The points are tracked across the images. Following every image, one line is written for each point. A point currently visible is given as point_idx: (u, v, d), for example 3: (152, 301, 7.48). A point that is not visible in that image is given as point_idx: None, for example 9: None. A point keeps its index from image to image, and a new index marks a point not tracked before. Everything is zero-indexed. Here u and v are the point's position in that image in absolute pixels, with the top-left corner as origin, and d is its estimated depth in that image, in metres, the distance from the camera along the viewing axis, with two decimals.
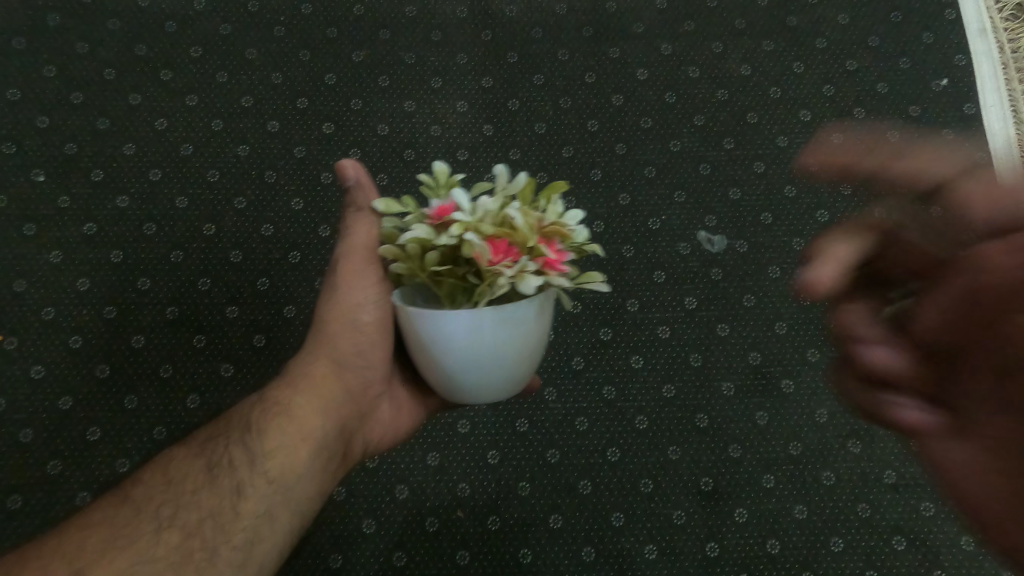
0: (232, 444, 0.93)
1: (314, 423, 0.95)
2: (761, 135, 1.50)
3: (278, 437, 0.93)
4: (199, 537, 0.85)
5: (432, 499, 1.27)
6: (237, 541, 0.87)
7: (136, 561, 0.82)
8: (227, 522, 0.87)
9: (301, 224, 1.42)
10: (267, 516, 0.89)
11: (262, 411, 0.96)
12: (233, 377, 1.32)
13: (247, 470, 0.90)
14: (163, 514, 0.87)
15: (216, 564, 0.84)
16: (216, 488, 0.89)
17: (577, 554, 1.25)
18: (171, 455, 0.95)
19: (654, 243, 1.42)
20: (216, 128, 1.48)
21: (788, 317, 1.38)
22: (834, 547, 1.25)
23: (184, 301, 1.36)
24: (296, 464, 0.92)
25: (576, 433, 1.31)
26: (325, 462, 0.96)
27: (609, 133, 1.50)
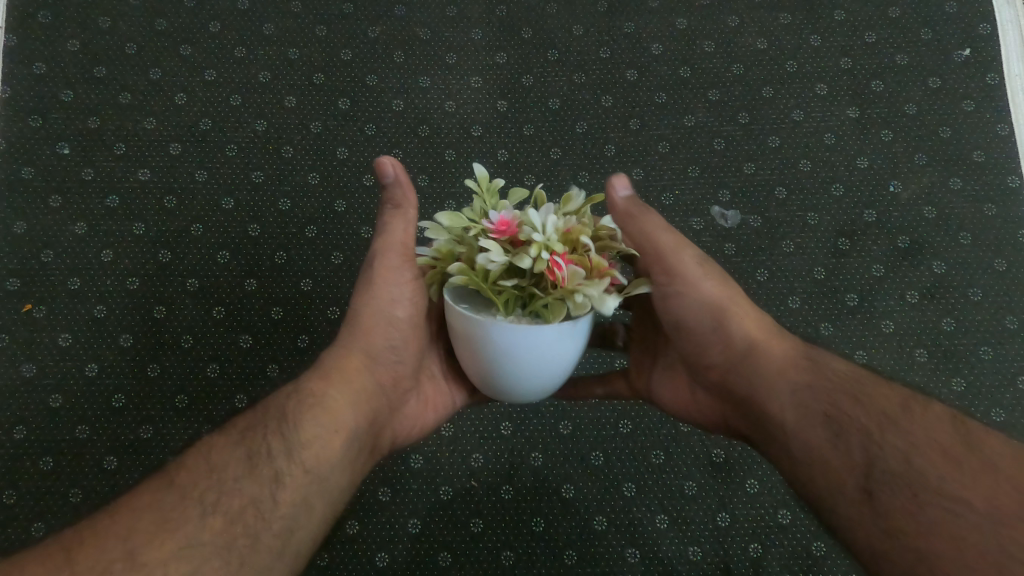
0: (270, 432, 0.56)
1: (340, 404, 0.59)
2: (716, 26, 1.02)
3: (312, 424, 0.57)
4: (240, 522, 0.52)
5: (360, 488, 0.86)
6: (283, 524, 0.53)
7: (174, 569, 0.49)
8: (268, 515, 0.53)
9: (190, 126, 0.97)
10: (300, 510, 0.55)
11: (296, 395, 0.59)
12: (132, 347, 0.88)
13: (286, 459, 0.55)
14: (208, 501, 0.52)
15: (261, 555, 0.52)
16: (255, 481, 0.54)
17: (509, 556, 0.83)
18: (207, 442, 0.57)
19: (617, 125, 0.97)
20: (42, 19, 0.99)
21: (825, 251, 0.91)
22: (817, 555, 0.83)
23: (40, 237, 0.91)
24: (329, 463, 0.57)
25: (547, 407, 0.89)
26: (359, 454, 0.60)
27: (524, 16, 1.02)
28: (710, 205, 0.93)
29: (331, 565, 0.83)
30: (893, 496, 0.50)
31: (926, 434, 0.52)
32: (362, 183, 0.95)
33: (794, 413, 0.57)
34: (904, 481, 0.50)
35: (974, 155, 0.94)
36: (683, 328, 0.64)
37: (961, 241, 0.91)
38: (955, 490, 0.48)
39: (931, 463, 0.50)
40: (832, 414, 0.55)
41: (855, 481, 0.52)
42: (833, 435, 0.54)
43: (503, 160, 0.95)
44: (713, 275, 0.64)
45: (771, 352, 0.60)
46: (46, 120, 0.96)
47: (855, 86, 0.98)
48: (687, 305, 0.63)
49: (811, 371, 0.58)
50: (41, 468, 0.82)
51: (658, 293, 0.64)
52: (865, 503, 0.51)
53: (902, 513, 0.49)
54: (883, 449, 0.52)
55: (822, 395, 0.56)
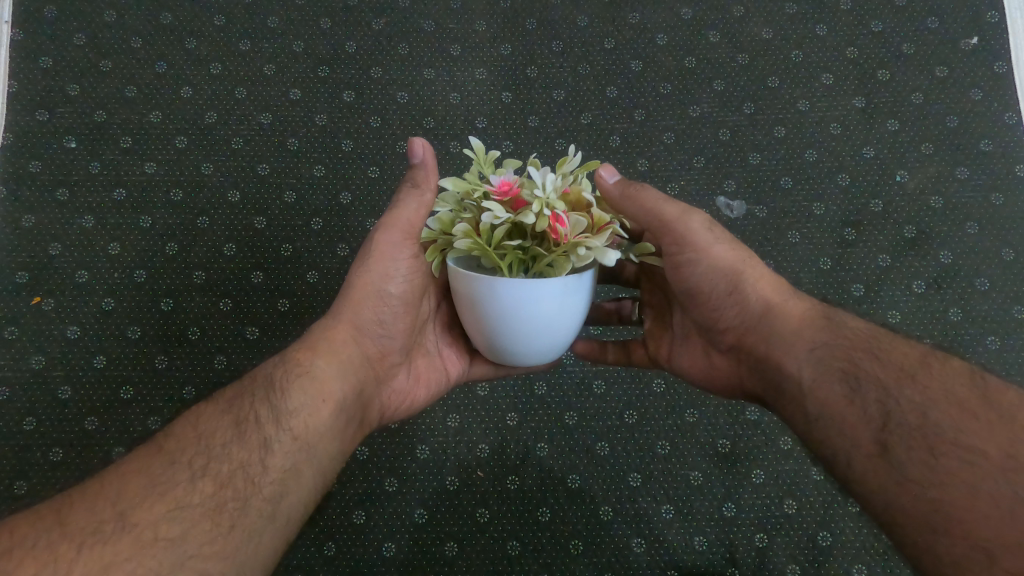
0: (258, 400, 0.56)
1: (328, 375, 0.58)
2: (721, 15, 1.01)
3: (300, 394, 0.56)
4: (230, 485, 0.51)
5: (367, 479, 0.86)
6: (273, 490, 0.52)
7: (164, 530, 0.47)
8: (258, 479, 0.52)
9: (194, 119, 0.97)
10: (290, 476, 0.53)
11: (284, 365, 0.58)
12: (139, 340, 0.89)
13: (275, 426, 0.54)
14: (196, 466, 0.51)
15: (251, 518, 0.50)
16: (243, 447, 0.53)
17: (518, 548, 0.84)
18: (194, 412, 0.56)
19: (621, 119, 0.97)
20: (46, 15, 1.00)
21: (828, 243, 0.91)
22: (823, 544, 0.83)
23: (46, 232, 0.92)
24: (318, 430, 0.56)
25: (554, 395, 0.89)
26: (347, 422, 0.59)
27: (529, 6, 1.02)
28: (715, 196, 0.93)
29: (339, 556, 0.84)
30: (909, 452, 0.49)
31: (944, 387, 0.51)
32: (367, 175, 0.95)
33: (811, 369, 0.56)
34: (920, 433, 0.50)
35: (982, 144, 0.94)
36: (695, 290, 0.64)
37: (966, 229, 0.91)
38: (972, 443, 0.48)
39: (948, 416, 0.50)
40: (850, 371, 0.54)
41: (870, 433, 0.51)
42: (851, 390, 0.53)
43: (508, 151, 0.95)
44: (726, 238, 0.63)
45: (788, 314, 0.60)
46: (52, 114, 0.96)
47: (862, 76, 0.98)
48: (701, 269, 0.62)
49: (828, 331, 0.58)
50: (50, 458, 0.83)
51: (672, 257, 0.63)
52: (879, 457, 0.50)
53: (918, 465, 0.48)
54: (899, 405, 0.51)
55: (839, 353, 0.56)
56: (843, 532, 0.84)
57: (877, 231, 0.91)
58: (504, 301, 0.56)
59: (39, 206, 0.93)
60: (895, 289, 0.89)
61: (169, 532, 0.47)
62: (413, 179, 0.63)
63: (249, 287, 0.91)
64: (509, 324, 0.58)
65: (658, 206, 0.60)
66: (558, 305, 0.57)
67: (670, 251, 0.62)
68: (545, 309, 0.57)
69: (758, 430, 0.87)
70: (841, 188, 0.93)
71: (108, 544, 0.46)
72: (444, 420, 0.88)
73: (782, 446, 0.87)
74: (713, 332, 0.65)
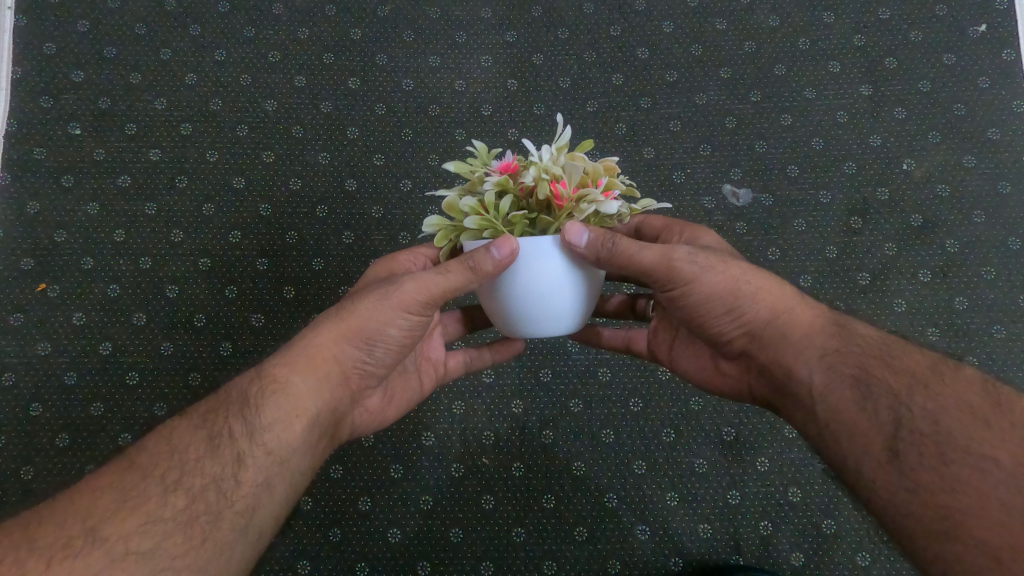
0: (232, 415, 0.55)
1: (303, 390, 0.57)
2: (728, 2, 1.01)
3: (274, 410, 0.55)
4: (202, 500, 0.51)
5: (371, 468, 0.86)
6: (245, 503, 0.52)
7: (135, 544, 0.48)
8: (229, 493, 0.52)
9: (198, 106, 0.97)
10: (262, 490, 0.53)
11: (258, 379, 0.57)
12: (145, 328, 0.89)
13: (248, 441, 0.54)
14: (169, 481, 0.51)
15: (224, 531, 0.51)
16: (217, 463, 0.53)
17: (523, 540, 0.84)
18: (167, 426, 0.56)
19: (628, 106, 0.96)
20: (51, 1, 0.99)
21: (834, 233, 0.91)
22: (826, 534, 0.83)
23: (49, 221, 0.92)
24: (293, 445, 0.55)
25: (558, 386, 0.89)
26: (320, 436, 0.59)
27: None
28: (722, 183, 0.93)
29: (345, 542, 0.84)
30: (920, 459, 0.49)
31: (956, 395, 0.51)
32: (372, 163, 0.95)
33: (821, 375, 0.56)
34: (931, 441, 0.49)
35: (989, 132, 0.93)
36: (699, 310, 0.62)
37: (972, 218, 0.91)
38: (983, 449, 0.48)
39: (959, 422, 0.50)
40: (862, 377, 0.54)
41: (881, 441, 0.51)
42: (862, 398, 0.53)
43: (513, 139, 0.95)
44: (713, 262, 0.60)
45: (799, 321, 0.59)
46: (56, 101, 0.96)
47: (868, 64, 0.97)
48: (695, 298, 0.60)
49: (839, 338, 0.57)
50: (57, 444, 0.83)
51: (667, 293, 0.62)
52: (890, 463, 0.50)
53: (925, 472, 0.48)
54: (911, 411, 0.51)
55: (851, 360, 0.56)
56: (846, 521, 0.84)
57: (883, 220, 0.91)
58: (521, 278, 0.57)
59: (44, 193, 0.92)
60: (901, 279, 0.89)
61: (141, 545, 0.48)
62: (472, 262, 0.54)
63: (253, 277, 0.90)
64: (537, 302, 0.58)
65: (638, 252, 0.57)
66: (573, 268, 0.58)
67: (663, 287, 0.61)
68: (562, 275, 0.57)
69: (763, 421, 0.87)
70: (847, 177, 0.93)
71: (78, 557, 0.47)
72: (449, 409, 0.88)
73: (786, 436, 0.87)
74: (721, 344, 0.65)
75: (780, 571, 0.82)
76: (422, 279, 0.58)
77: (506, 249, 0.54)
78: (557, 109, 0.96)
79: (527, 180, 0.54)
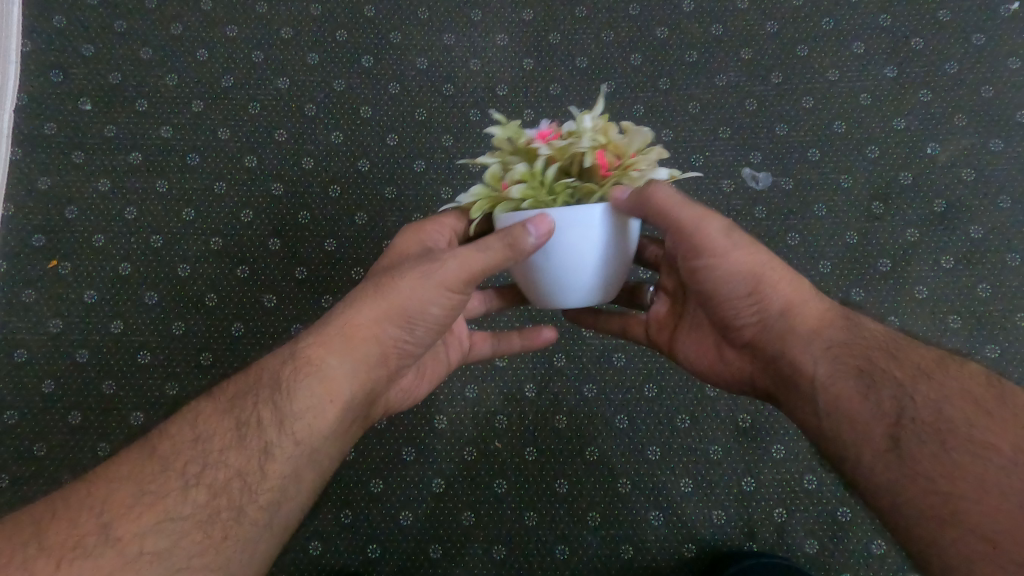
0: (262, 401, 0.54)
1: (338, 373, 0.55)
2: None
3: (308, 397, 0.54)
4: (225, 494, 0.51)
5: (382, 451, 0.86)
6: (271, 496, 0.52)
7: (149, 544, 0.48)
8: (255, 487, 0.51)
9: (209, 82, 0.96)
10: (290, 481, 0.53)
11: (292, 362, 0.55)
12: (157, 307, 0.88)
13: (277, 431, 0.53)
14: (188, 475, 0.51)
15: (244, 527, 0.50)
16: (242, 454, 0.52)
17: (536, 531, 0.83)
18: (196, 408, 0.55)
19: (645, 87, 0.95)
20: None
21: (854, 217, 0.89)
22: (843, 521, 0.82)
23: (60, 200, 0.91)
24: (324, 433, 0.54)
25: (572, 374, 0.87)
26: (352, 421, 0.58)
27: None
28: (740, 167, 0.91)
29: (357, 525, 0.84)
30: (920, 445, 0.48)
31: (959, 384, 0.50)
32: (386, 142, 0.93)
33: (826, 366, 0.54)
34: (932, 427, 0.48)
35: (1018, 115, 0.91)
36: (715, 288, 0.60)
37: (996, 203, 0.89)
38: (985, 438, 0.46)
39: (962, 413, 0.48)
40: (865, 367, 0.53)
41: (881, 428, 0.50)
42: (866, 386, 0.52)
43: (529, 120, 0.93)
44: (745, 240, 0.59)
45: (807, 313, 0.58)
46: (66, 77, 0.95)
47: (893, 44, 0.95)
48: (717, 272, 0.59)
49: (845, 330, 0.56)
50: (71, 420, 0.83)
51: (689, 261, 0.61)
52: (890, 451, 0.49)
53: (923, 459, 0.47)
54: (913, 399, 0.50)
55: (855, 352, 0.54)
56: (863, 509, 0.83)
57: (905, 205, 0.89)
58: (565, 246, 0.55)
59: (54, 169, 0.92)
60: (922, 265, 0.87)
61: (155, 545, 0.48)
62: (510, 235, 0.53)
63: (266, 257, 0.89)
64: (574, 271, 0.57)
65: (677, 211, 0.56)
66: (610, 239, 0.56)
67: (685, 254, 0.60)
68: (598, 244, 0.56)
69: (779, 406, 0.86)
70: (869, 160, 0.91)
71: (90, 558, 0.47)
72: (462, 391, 0.87)
73: None
74: (730, 330, 0.63)
75: (794, 558, 0.82)
76: (467, 255, 0.56)
77: (544, 227, 0.53)
78: (573, 90, 0.94)
79: (581, 149, 0.54)
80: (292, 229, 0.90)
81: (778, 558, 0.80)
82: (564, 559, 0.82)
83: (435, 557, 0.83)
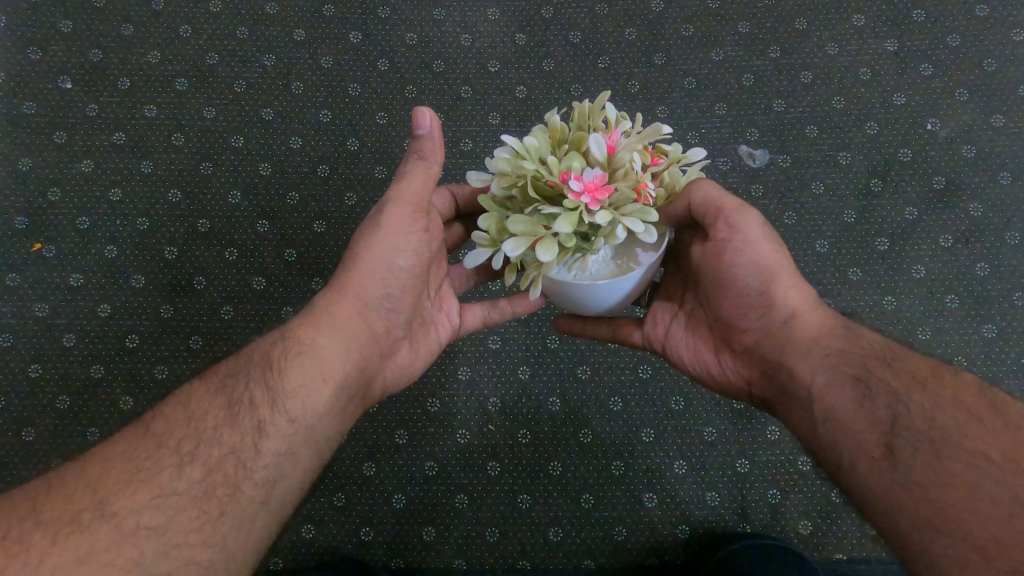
0: (254, 379, 0.54)
1: (330, 352, 0.56)
2: None
3: (298, 372, 0.54)
4: (220, 471, 0.50)
5: (378, 433, 0.85)
6: (266, 474, 0.51)
7: (146, 518, 0.47)
8: (250, 464, 0.51)
9: (193, 58, 0.93)
10: (285, 459, 0.52)
11: (283, 341, 0.56)
12: (145, 289, 0.87)
13: (270, 409, 0.52)
14: (184, 452, 0.50)
15: (241, 505, 0.49)
16: (235, 432, 0.52)
17: (530, 515, 0.82)
18: (189, 391, 0.55)
19: (640, 61, 0.93)
20: None
21: (852, 194, 0.88)
22: (837, 502, 0.82)
23: (41, 178, 0.89)
24: (317, 411, 0.54)
25: (566, 355, 0.87)
26: (347, 401, 0.57)
27: None
28: (737, 144, 0.89)
29: (349, 506, 0.83)
30: (915, 455, 0.46)
31: (953, 394, 0.48)
32: (376, 120, 0.91)
33: (824, 375, 0.53)
34: (927, 437, 0.46)
35: (1021, 92, 0.89)
36: (727, 283, 0.58)
37: (997, 178, 0.87)
38: (975, 445, 0.45)
39: (956, 421, 0.47)
40: (862, 374, 0.51)
41: (877, 436, 0.48)
42: (860, 395, 0.50)
43: (521, 97, 0.91)
44: (773, 238, 0.58)
45: (809, 321, 0.56)
46: (45, 52, 0.92)
47: (895, 17, 0.93)
48: (744, 259, 0.57)
49: (844, 339, 0.55)
50: (58, 405, 0.82)
51: (714, 242, 0.58)
52: (884, 459, 0.47)
53: (920, 466, 0.45)
54: (907, 409, 0.48)
55: (853, 360, 0.52)
56: None
57: (905, 181, 0.88)
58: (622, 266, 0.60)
59: (36, 149, 0.90)
60: (920, 244, 0.86)
61: (152, 520, 0.47)
62: (416, 150, 0.60)
63: (255, 239, 0.88)
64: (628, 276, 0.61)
65: (718, 204, 0.57)
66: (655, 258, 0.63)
67: (715, 235, 0.58)
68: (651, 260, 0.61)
69: None
70: (867, 135, 0.90)
71: (86, 533, 0.45)
72: (455, 373, 0.87)
73: None
74: (730, 330, 0.62)
75: (788, 539, 0.81)
76: (401, 186, 0.60)
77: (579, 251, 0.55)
78: (567, 66, 0.92)
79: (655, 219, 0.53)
80: (281, 210, 0.89)
81: (763, 538, 0.79)
82: (557, 541, 0.82)
83: (429, 540, 0.82)
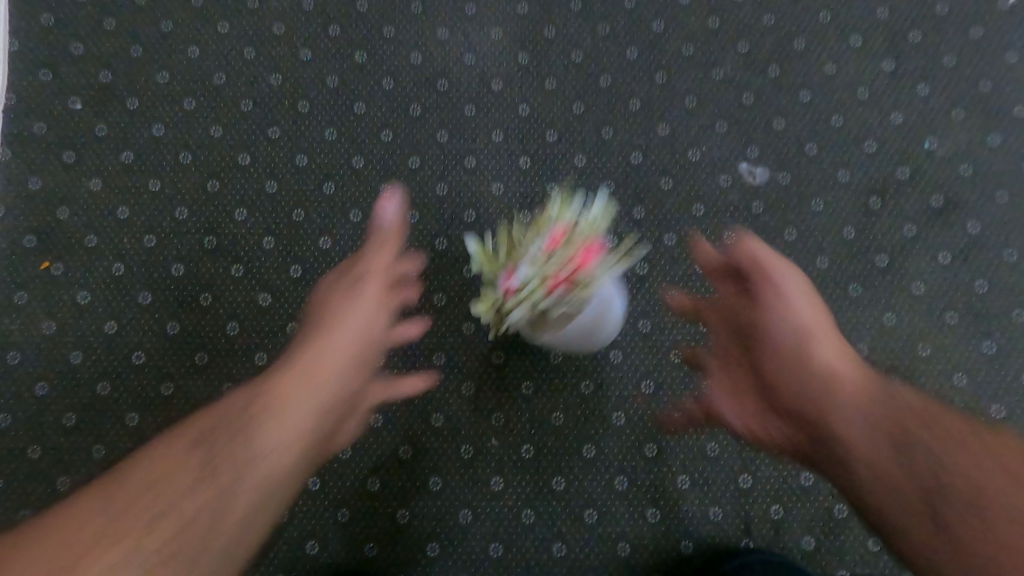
0: None
1: None
2: None
3: None
4: None
5: (381, 449, 0.85)
6: None
7: None
8: None
9: (201, 78, 0.95)
10: None
11: None
12: (151, 307, 0.87)
13: None
14: None
15: (217, 544, 0.56)
16: None
17: (534, 531, 0.83)
18: None
19: (642, 81, 0.94)
20: None
21: (851, 212, 0.89)
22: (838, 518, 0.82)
23: (50, 198, 0.90)
24: (281, 471, 0.61)
25: (569, 370, 0.87)
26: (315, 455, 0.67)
27: None
28: (737, 161, 0.91)
29: (353, 521, 0.84)
30: (957, 510, 0.53)
31: (963, 436, 0.57)
32: (381, 139, 0.93)
33: (865, 437, 0.60)
34: (968, 497, 0.53)
35: (1016, 112, 0.91)
36: (783, 348, 0.67)
37: (995, 196, 0.88)
38: (993, 503, 0.52)
39: (994, 480, 0.53)
40: (898, 430, 0.59)
41: (916, 494, 0.55)
42: (899, 450, 0.57)
43: (525, 116, 0.93)
44: (811, 302, 0.69)
45: (849, 379, 0.64)
46: (55, 73, 0.94)
47: (893, 37, 0.94)
48: (794, 323, 0.68)
49: (880, 397, 0.62)
50: (65, 423, 0.83)
51: (768, 302, 0.69)
52: (926, 512, 0.54)
53: (967, 524, 0.52)
54: (941, 466, 0.55)
55: (891, 416, 0.60)
56: None
57: (904, 198, 0.89)
58: None
59: (45, 169, 0.91)
60: (919, 261, 0.87)
61: None
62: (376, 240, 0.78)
63: (261, 257, 0.89)
64: None
65: (769, 265, 0.70)
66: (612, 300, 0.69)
67: (766, 301, 0.69)
68: None
69: None
70: (867, 153, 0.91)
71: None
72: (458, 388, 0.87)
73: None
74: (773, 390, 0.69)
75: (790, 554, 0.82)
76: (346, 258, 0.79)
77: None
78: (570, 86, 0.94)
79: None
80: (286, 227, 0.90)
81: (767, 554, 0.80)
82: (561, 556, 0.82)
83: (432, 556, 0.83)
